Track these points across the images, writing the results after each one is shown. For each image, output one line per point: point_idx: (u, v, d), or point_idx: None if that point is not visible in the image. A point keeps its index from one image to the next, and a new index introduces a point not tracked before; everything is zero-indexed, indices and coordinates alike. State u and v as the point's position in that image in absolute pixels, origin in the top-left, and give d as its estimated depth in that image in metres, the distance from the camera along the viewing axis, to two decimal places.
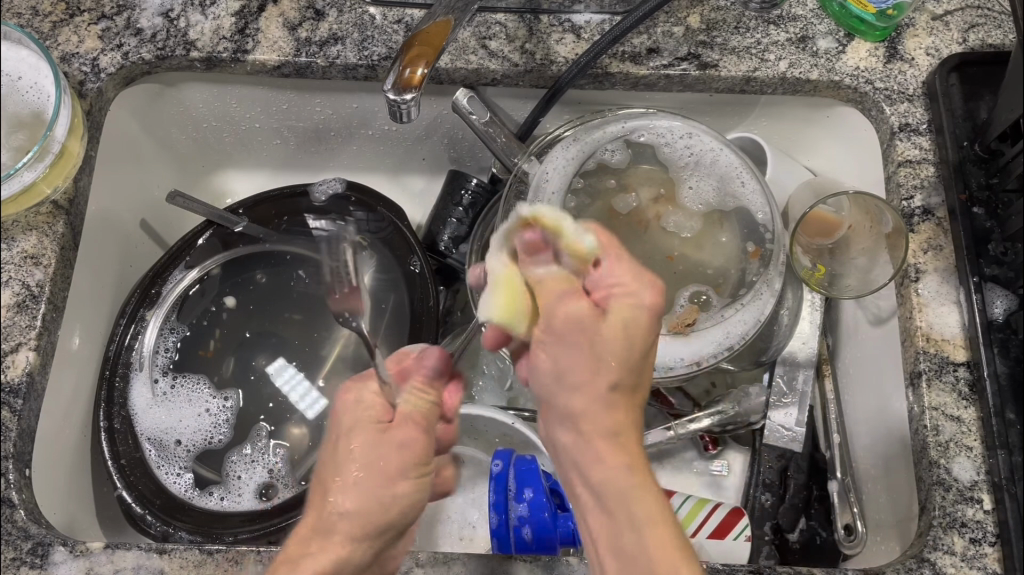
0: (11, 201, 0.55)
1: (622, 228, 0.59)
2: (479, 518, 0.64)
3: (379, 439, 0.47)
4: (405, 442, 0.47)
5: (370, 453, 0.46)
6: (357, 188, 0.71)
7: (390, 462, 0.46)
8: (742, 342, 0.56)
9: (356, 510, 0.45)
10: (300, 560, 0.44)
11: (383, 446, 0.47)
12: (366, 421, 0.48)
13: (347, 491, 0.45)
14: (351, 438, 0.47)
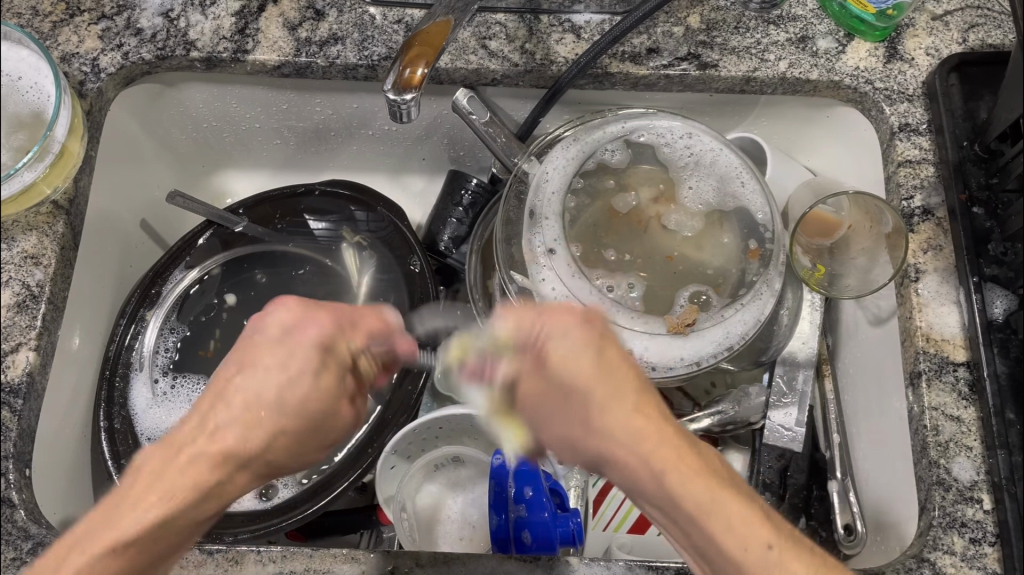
0: (11, 201, 0.55)
1: (622, 228, 0.59)
2: (478, 518, 0.64)
3: (313, 379, 0.44)
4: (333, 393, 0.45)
5: (310, 392, 0.44)
6: (353, 188, 0.71)
7: (317, 410, 0.45)
8: (742, 341, 0.56)
9: (268, 451, 0.43)
10: (204, 478, 0.41)
11: (320, 389, 0.44)
12: (311, 351, 0.44)
13: (265, 427, 0.43)
14: (281, 366, 0.43)
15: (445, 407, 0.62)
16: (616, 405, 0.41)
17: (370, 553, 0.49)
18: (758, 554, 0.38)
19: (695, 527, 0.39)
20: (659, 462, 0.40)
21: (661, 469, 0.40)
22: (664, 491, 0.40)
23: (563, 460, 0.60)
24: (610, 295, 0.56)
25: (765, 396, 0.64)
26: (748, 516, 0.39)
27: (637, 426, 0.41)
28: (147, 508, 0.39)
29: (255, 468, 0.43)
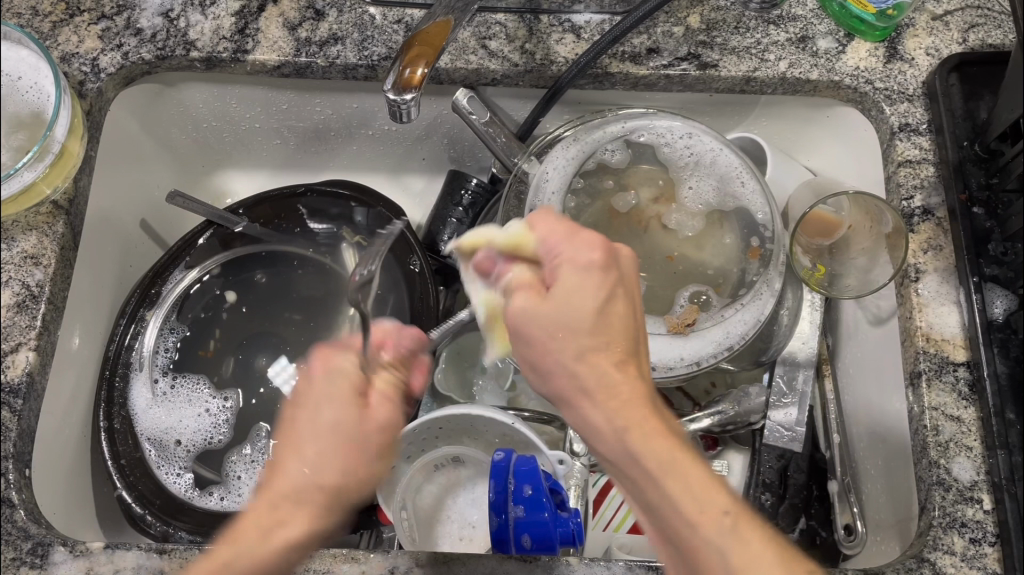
0: (11, 201, 0.55)
1: (621, 228, 0.59)
2: (479, 518, 0.65)
3: (359, 412, 0.42)
4: (383, 421, 0.43)
5: (360, 421, 0.42)
6: (353, 187, 0.70)
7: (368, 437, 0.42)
8: (742, 341, 0.56)
9: (320, 477, 0.41)
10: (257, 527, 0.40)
11: (368, 416, 0.43)
12: (353, 384, 0.43)
13: (317, 460, 0.41)
14: (328, 401, 0.42)
15: (446, 407, 0.62)
16: (598, 340, 0.40)
17: (369, 552, 0.49)
18: (714, 523, 0.38)
19: (657, 487, 0.38)
20: (625, 412, 0.39)
21: (626, 418, 0.39)
22: (624, 444, 0.39)
23: (564, 460, 0.60)
24: None
25: (765, 396, 0.64)
26: (711, 486, 0.39)
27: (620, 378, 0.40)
28: (204, 572, 0.40)
29: (318, 500, 0.41)
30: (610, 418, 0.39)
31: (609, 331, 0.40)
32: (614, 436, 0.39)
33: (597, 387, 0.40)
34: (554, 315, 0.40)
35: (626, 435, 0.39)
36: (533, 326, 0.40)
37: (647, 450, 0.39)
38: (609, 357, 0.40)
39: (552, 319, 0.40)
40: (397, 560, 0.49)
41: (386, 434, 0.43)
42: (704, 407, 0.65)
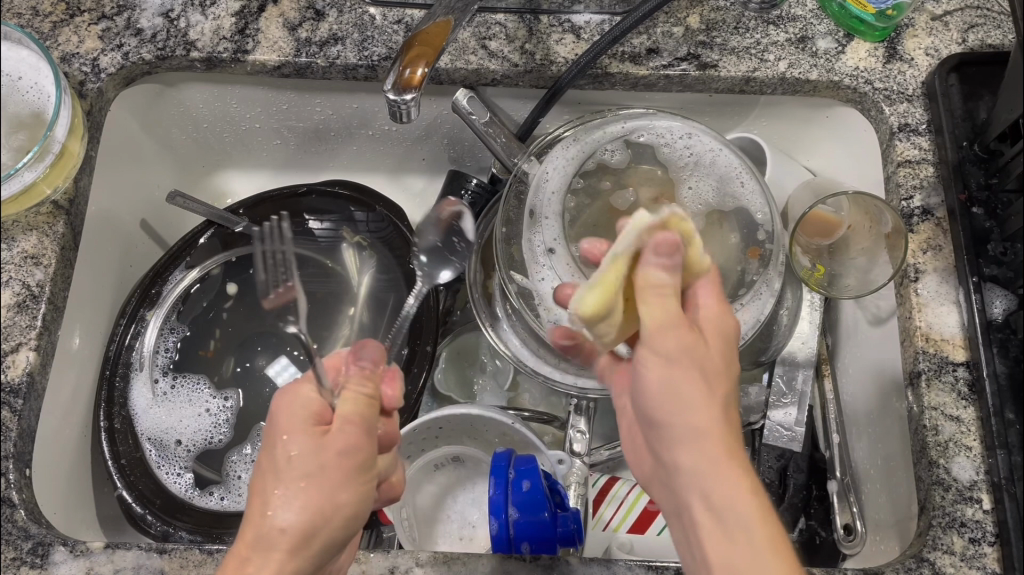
0: (11, 201, 0.55)
1: (619, 228, 0.58)
2: (479, 518, 0.64)
3: (320, 444, 0.44)
4: (348, 447, 0.44)
5: (289, 456, 0.44)
6: (351, 187, 0.72)
7: (329, 468, 0.44)
8: (741, 341, 0.57)
9: (280, 516, 0.43)
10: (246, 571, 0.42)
11: (302, 446, 0.44)
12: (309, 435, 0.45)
13: (273, 497, 0.44)
14: (288, 435, 0.45)
15: (444, 408, 0.62)
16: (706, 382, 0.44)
17: (369, 552, 0.49)
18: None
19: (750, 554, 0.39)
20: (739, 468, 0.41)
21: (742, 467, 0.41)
22: (738, 490, 0.40)
23: (564, 460, 0.61)
24: None
25: (765, 396, 0.65)
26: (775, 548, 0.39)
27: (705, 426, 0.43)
28: None
29: (286, 540, 0.43)
30: (725, 459, 0.41)
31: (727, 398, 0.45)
32: (723, 479, 0.41)
33: (717, 431, 0.42)
34: (681, 331, 0.44)
35: (738, 491, 0.40)
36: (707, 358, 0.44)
37: (757, 511, 0.39)
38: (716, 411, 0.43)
39: (692, 340, 0.44)
40: (396, 559, 0.49)
41: (345, 462, 0.44)
42: None
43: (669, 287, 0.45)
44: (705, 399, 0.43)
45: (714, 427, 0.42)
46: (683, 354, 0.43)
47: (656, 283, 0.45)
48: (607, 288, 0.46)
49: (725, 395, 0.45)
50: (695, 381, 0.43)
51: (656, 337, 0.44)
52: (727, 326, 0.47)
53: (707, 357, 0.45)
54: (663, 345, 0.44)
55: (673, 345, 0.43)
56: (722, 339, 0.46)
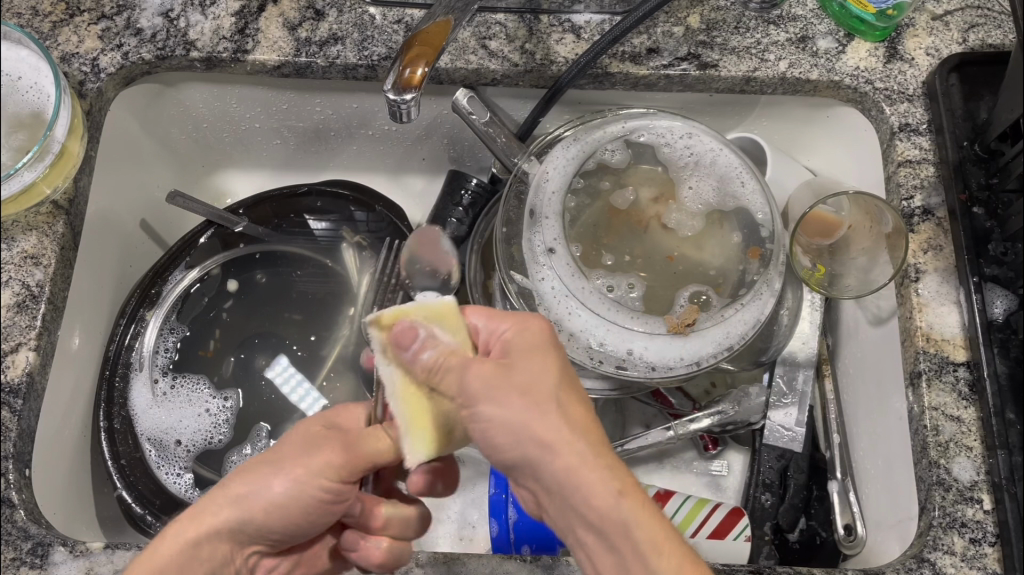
0: (11, 201, 0.55)
1: (621, 227, 0.59)
2: (479, 518, 0.64)
3: (308, 437, 0.47)
4: (322, 448, 0.46)
5: (285, 437, 0.48)
6: (354, 187, 0.72)
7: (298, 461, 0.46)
8: (742, 342, 0.56)
9: (235, 482, 0.46)
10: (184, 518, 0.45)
11: (299, 434, 0.48)
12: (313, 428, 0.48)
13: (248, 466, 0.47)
14: (299, 428, 0.49)
15: None
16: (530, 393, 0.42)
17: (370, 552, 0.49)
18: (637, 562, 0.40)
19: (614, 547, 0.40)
20: (607, 483, 0.40)
21: (614, 484, 0.40)
22: (612, 510, 0.40)
23: None
24: (610, 295, 0.56)
25: (765, 396, 0.64)
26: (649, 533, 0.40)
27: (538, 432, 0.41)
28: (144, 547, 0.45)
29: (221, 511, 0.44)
30: (596, 479, 0.40)
31: (574, 399, 0.43)
32: (597, 502, 0.40)
33: (572, 454, 0.41)
34: (508, 384, 0.42)
35: (614, 508, 0.40)
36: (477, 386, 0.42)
37: (641, 520, 0.40)
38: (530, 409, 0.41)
39: (529, 379, 0.42)
40: (397, 560, 0.49)
41: (305, 458, 0.46)
42: (704, 407, 0.65)
43: (432, 379, 0.43)
44: (549, 432, 0.41)
45: (566, 454, 0.40)
46: (526, 396, 0.42)
47: (420, 380, 0.44)
48: (416, 413, 0.45)
49: (572, 398, 0.43)
50: (538, 417, 0.41)
51: (481, 394, 0.42)
52: (530, 337, 0.45)
53: (539, 381, 0.42)
54: (502, 395, 0.42)
55: (515, 396, 0.42)
56: (528, 352, 0.44)
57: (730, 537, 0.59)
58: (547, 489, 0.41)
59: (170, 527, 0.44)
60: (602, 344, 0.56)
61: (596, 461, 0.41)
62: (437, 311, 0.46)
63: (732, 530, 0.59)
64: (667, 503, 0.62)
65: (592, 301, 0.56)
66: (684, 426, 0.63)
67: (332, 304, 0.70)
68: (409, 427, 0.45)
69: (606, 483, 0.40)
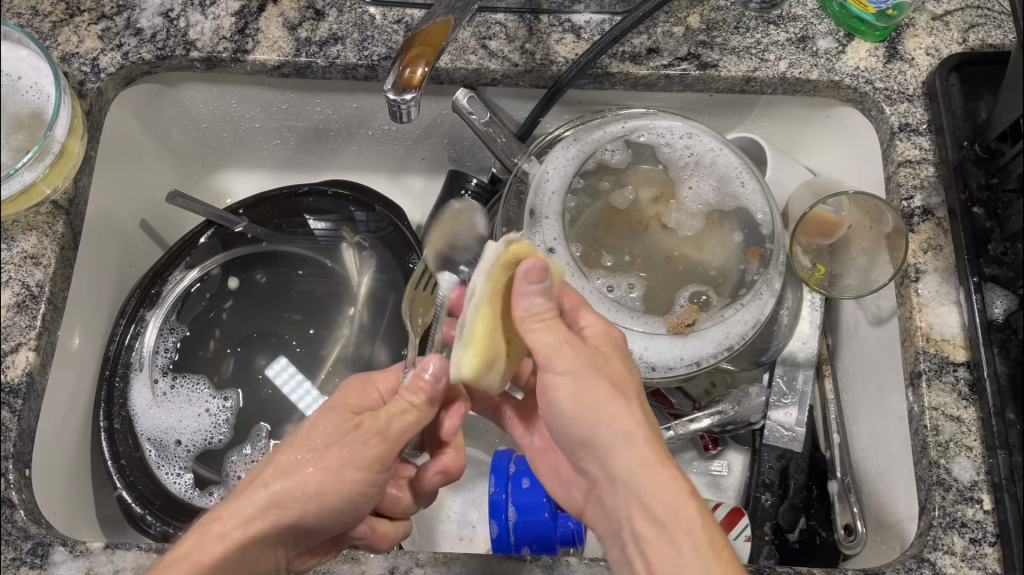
0: (10, 201, 0.55)
1: (621, 227, 0.59)
2: (479, 518, 0.64)
3: (343, 431, 0.46)
4: (360, 446, 0.45)
5: (316, 425, 0.46)
6: (355, 188, 0.71)
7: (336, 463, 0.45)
8: (742, 341, 0.56)
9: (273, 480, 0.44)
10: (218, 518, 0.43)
11: (334, 424, 0.46)
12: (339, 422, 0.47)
13: (282, 456, 0.45)
14: (330, 412, 0.47)
15: None
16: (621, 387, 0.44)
17: (370, 552, 0.49)
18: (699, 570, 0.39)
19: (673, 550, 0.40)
20: (678, 482, 0.41)
21: (683, 481, 0.41)
22: (677, 504, 0.41)
23: None
24: (610, 295, 0.56)
25: (765, 396, 0.64)
26: (710, 538, 0.40)
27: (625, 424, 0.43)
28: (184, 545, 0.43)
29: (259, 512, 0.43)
30: (665, 474, 0.41)
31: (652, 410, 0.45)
32: (662, 493, 0.41)
33: (648, 449, 0.42)
34: (600, 368, 0.45)
35: (682, 505, 0.41)
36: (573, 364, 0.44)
37: (702, 521, 0.40)
38: (620, 400, 0.43)
39: (619, 375, 0.45)
40: (397, 560, 0.49)
41: (346, 455, 0.45)
42: (704, 407, 0.65)
43: (529, 319, 0.46)
44: (629, 423, 0.43)
45: (645, 446, 0.42)
46: (611, 384, 0.44)
47: (514, 315, 0.47)
48: (482, 340, 0.46)
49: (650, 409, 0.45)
50: (617, 407, 0.43)
51: (569, 375, 0.44)
52: (613, 339, 0.47)
53: (624, 381, 0.45)
54: (589, 379, 0.44)
55: (600, 380, 0.44)
56: (613, 350, 0.46)
57: (731, 537, 0.59)
58: (616, 482, 0.43)
59: (214, 527, 0.43)
60: None
61: (668, 463, 0.42)
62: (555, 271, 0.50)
63: (733, 530, 0.59)
64: None
65: (592, 301, 0.56)
66: (684, 426, 0.63)
67: (332, 304, 0.70)
68: (469, 342, 0.46)
69: (672, 483, 0.41)
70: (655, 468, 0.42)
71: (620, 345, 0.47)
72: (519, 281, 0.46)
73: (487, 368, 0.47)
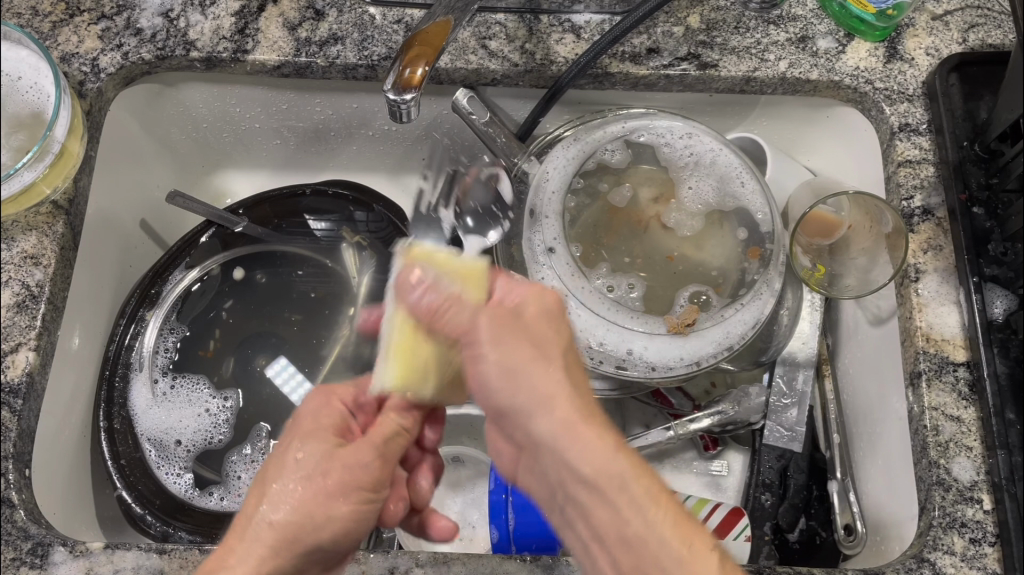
0: (10, 201, 0.55)
1: (621, 227, 0.59)
2: (479, 518, 0.64)
3: (331, 453, 0.45)
4: (356, 464, 0.45)
5: (302, 454, 0.45)
6: (355, 187, 0.71)
7: (329, 478, 0.44)
8: (742, 342, 0.56)
9: (283, 510, 0.43)
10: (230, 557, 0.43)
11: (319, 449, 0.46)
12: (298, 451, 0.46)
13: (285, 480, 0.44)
14: (314, 438, 0.46)
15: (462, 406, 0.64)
16: (543, 353, 0.41)
17: (370, 552, 0.49)
18: (639, 520, 0.39)
19: (608, 508, 0.39)
20: (607, 438, 0.40)
21: (613, 442, 0.39)
22: (610, 467, 0.39)
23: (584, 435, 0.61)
24: (610, 295, 0.56)
25: (765, 396, 0.64)
26: (654, 493, 0.40)
27: (548, 390, 0.40)
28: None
29: (268, 541, 0.43)
30: (594, 437, 0.39)
31: (573, 354, 0.44)
32: (593, 458, 0.39)
33: (570, 409, 0.40)
34: (518, 331, 0.42)
35: (614, 464, 0.39)
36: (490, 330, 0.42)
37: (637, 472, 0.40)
38: (546, 364, 0.41)
39: (537, 331, 0.42)
40: (397, 560, 0.49)
41: (350, 478, 0.44)
42: (704, 407, 0.65)
43: (438, 319, 0.43)
44: (551, 386, 0.40)
45: (568, 406, 0.40)
46: (526, 343, 0.41)
47: (422, 321, 0.45)
48: (399, 351, 0.47)
49: (571, 358, 0.43)
50: (540, 370, 0.40)
51: (498, 339, 0.41)
52: (543, 300, 0.44)
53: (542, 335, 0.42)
54: (511, 343, 0.41)
55: (513, 338, 0.41)
56: (537, 310, 0.44)
57: (731, 537, 0.59)
58: (537, 450, 0.40)
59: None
60: (601, 344, 0.56)
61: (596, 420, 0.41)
62: (465, 271, 0.45)
63: (733, 529, 0.59)
64: None
65: (592, 302, 0.56)
66: (683, 426, 0.63)
67: (332, 305, 0.70)
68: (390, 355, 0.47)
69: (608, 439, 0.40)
70: (584, 434, 0.39)
71: (548, 300, 0.45)
72: (404, 300, 0.45)
73: (417, 376, 0.47)
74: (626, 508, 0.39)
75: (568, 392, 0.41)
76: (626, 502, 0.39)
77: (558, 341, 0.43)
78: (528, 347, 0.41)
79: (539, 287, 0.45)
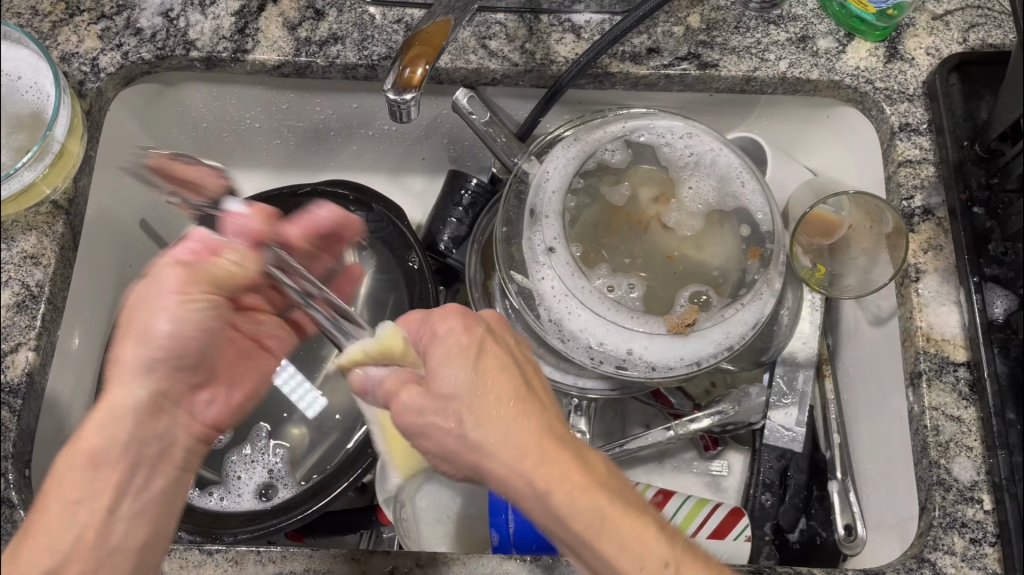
0: (11, 201, 0.55)
1: (621, 227, 0.59)
2: (479, 518, 0.62)
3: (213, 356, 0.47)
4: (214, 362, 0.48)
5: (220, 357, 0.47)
6: (356, 188, 0.71)
7: (190, 349, 0.44)
8: (743, 342, 0.56)
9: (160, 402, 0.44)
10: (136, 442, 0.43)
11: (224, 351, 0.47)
12: (173, 293, 0.43)
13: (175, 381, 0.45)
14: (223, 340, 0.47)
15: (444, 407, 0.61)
16: (460, 416, 0.42)
17: (370, 553, 0.49)
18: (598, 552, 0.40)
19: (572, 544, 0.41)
20: (536, 481, 0.40)
21: (543, 483, 0.40)
22: (551, 512, 0.40)
23: None
24: (610, 295, 0.56)
25: (765, 396, 0.64)
26: (605, 516, 0.40)
27: (471, 457, 0.42)
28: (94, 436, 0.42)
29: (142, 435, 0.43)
30: (524, 483, 0.41)
31: (498, 383, 0.43)
32: (533, 509, 0.41)
33: (500, 467, 0.41)
34: (433, 399, 0.43)
35: (548, 506, 0.40)
36: (408, 411, 0.44)
37: (572, 510, 0.40)
38: (462, 428, 0.42)
39: (446, 387, 0.43)
40: (397, 560, 0.49)
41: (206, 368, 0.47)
42: (704, 407, 0.65)
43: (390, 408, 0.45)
44: (472, 450, 0.42)
45: (494, 463, 0.41)
46: (440, 409, 0.43)
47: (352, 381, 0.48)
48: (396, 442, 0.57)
49: (494, 390, 0.42)
50: (456, 440, 0.42)
51: (410, 414, 0.44)
52: (452, 342, 0.44)
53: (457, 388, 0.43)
54: (435, 419, 0.43)
55: (426, 407, 0.43)
56: (444, 359, 0.43)
57: (731, 537, 0.59)
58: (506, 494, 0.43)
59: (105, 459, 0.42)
60: (602, 344, 0.56)
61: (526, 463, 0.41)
62: (380, 344, 0.47)
63: (733, 530, 0.59)
64: (668, 502, 0.62)
65: (592, 302, 0.56)
66: (684, 426, 0.63)
67: None
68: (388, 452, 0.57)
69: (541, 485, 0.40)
70: (512, 485, 0.41)
71: (461, 334, 0.44)
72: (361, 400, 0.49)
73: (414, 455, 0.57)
74: (583, 543, 0.40)
75: (490, 453, 0.41)
76: (577, 536, 0.40)
77: (474, 388, 0.42)
78: (446, 415, 0.43)
79: (444, 329, 0.45)
